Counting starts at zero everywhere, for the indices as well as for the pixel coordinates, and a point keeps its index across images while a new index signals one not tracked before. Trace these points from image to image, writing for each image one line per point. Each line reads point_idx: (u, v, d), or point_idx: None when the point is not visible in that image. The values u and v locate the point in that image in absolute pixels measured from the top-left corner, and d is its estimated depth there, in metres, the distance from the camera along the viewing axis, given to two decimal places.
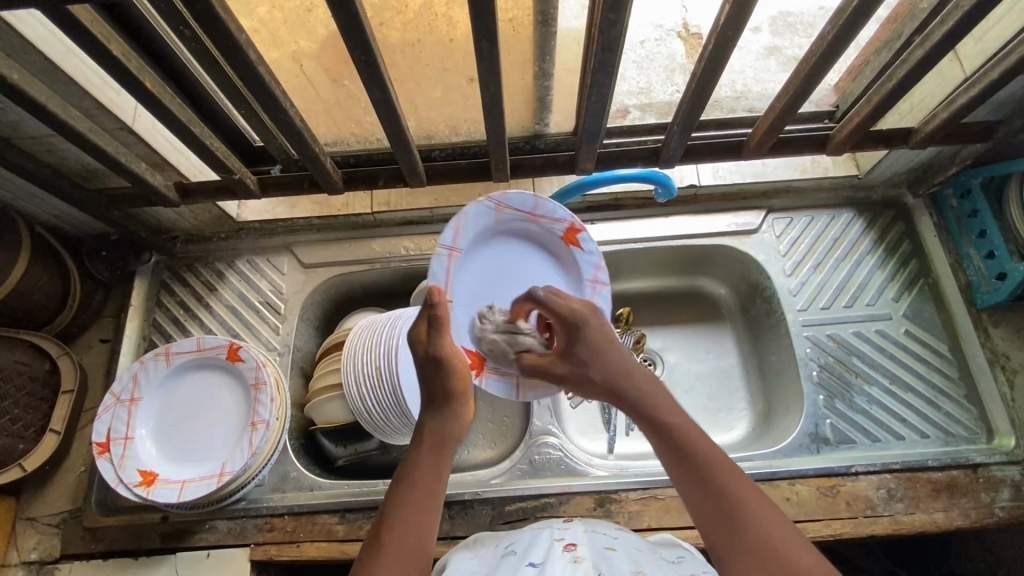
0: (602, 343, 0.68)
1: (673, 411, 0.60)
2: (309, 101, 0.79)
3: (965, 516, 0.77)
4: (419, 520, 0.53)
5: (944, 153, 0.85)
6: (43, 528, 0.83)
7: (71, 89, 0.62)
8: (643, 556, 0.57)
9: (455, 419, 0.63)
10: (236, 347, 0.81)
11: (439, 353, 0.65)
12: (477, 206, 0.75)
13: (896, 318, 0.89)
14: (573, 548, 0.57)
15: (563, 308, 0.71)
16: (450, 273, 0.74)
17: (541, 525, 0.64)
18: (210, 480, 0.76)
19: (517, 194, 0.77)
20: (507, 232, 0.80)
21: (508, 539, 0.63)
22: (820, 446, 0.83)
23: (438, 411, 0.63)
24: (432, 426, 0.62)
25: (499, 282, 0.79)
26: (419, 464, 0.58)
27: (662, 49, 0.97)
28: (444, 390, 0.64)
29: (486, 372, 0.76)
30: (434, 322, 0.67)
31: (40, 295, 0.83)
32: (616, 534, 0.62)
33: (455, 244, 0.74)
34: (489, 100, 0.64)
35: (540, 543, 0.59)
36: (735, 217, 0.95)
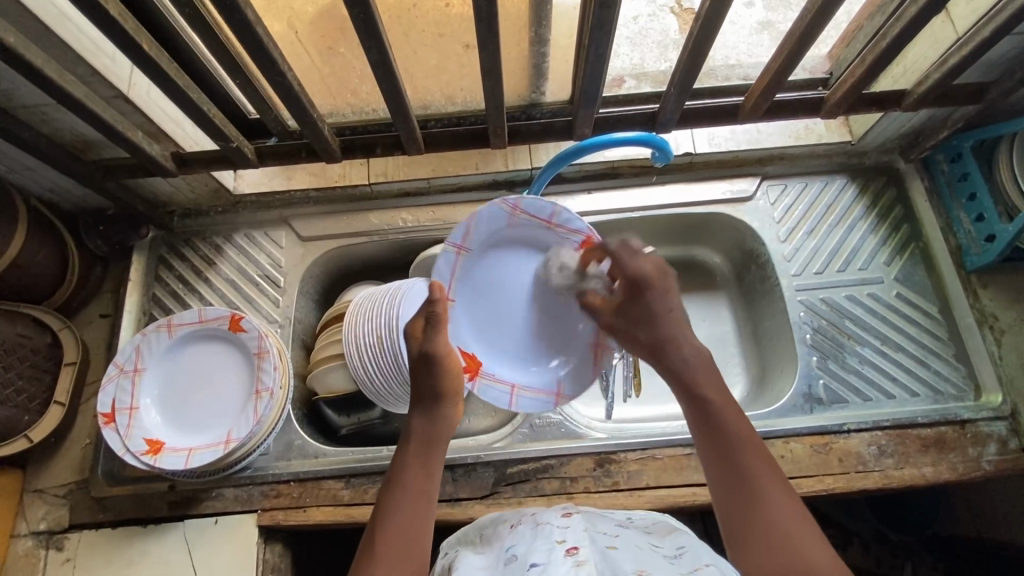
0: (660, 312, 0.68)
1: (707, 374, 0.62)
2: (305, 69, 0.79)
3: (953, 470, 0.80)
4: (417, 520, 0.55)
5: (936, 116, 0.86)
6: (50, 500, 0.84)
7: (66, 55, 0.62)
8: (649, 556, 0.50)
9: (443, 420, 0.64)
10: (237, 317, 0.82)
11: (432, 351, 0.67)
12: (491, 206, 0.77)
13: (888, 282, 0.91)
14: (576, 551, 0.48)
15: (632, 266, 0.70)
16: (455, 272, 0.79)
17: (535, 521, 0.55)
18: (217, 447, 0.78)
19: (534, 200, 0.78)
20: (518, 237, 0.81)
21: (504, 539, 0.55)
22: (813, 406, 0.85)
23: (424, 411, 0.64)
24: (420, 424, 0.63)
25: (508, 288, 0.82)
26: (406, 463, 0.59)
27: (656, 24, 0.97)
28: (433, 390, 0.65)
29: (481, 376, 0.80)
30: (433, 319, 0.68)
31: (38, 269, 0.83)
32: (616, 531, 0.55)
33: (464, 244, 0.78)
34: (487, 62, 0.64)
35: (538, 546, 0.50)
36: (730, 185, 0.96)
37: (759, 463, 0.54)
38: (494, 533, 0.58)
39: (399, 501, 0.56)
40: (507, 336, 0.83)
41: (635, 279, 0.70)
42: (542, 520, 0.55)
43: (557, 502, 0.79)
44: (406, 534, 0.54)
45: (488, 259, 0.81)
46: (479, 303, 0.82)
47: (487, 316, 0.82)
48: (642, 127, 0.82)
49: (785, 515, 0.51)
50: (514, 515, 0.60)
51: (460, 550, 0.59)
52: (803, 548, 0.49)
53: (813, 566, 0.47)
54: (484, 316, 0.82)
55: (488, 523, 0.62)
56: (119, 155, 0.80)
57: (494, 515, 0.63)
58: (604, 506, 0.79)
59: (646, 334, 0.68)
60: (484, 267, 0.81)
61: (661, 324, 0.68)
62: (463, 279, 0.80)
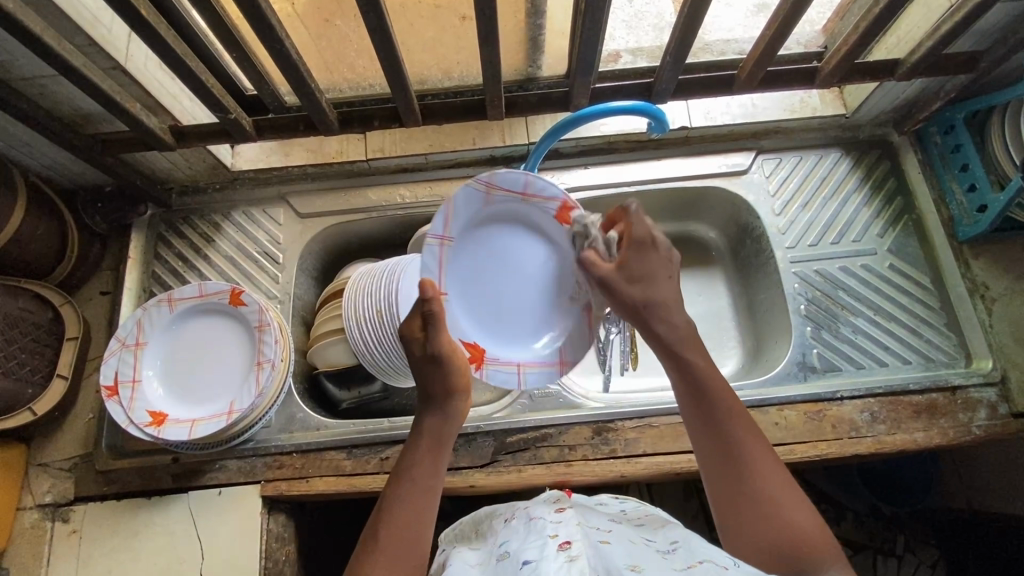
0: (661, 274, 0.64)
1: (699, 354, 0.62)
2: (302, 43, 0.79)
3: (943, 435, 0.81)
4: (418, 518, 0.56)
5: (930, 87, 0.86)
6: (55, 473, 0.85)
7: (64, 24, 0.62)
8: (641, 549, 0.51)
9: (454, 418, 0.63)
10: (237, 291, 0.83)
11: (437, 352, 0.63)
12: (466, 189, 0.70)
13: (881, 253, 0.92)
14: (570, 545, 0.49)
15: (640, 227, 0.65)
16: (442, 263, 0.72)
17: (529, 515, 0.56)
18: (220, 418, 0.79)
19: (506, 172, 0.70)
20: (496, 214, 0.74)
21: (500, 535, 0.56)
22: (807, 374, 0.87)
23: (436, 409, 0.63)
24: (431, 425, 0.62)
25: (483, 265, 0.75)
26: (418, 462, 0.59)
27: (650, 8, 0.98)
28: (444, 388, 0.63)
29: (486, 364, 0.75)
30: (429, 318, 0.63)
31: (38, 245, 0.84)
32: (609, 526, 0.56)
33: (447, 233, 0.71)
34: (484, 28, 0.64)
35: (531, 542, 0.50)
36: (726, 158, 0.97)
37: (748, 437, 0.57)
38: (493, 527, 0.60)
39: (403, 501, 0.56)
40: (500, 322, 0.76)
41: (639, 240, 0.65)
42: (536, 515, 0.56)
43: (556, 470, 0.81)
44: (406, 533, 0.54)
45: (473, 242, 0.74)
46: (464, 285, 0.74)
47: (475, 298, 0.75)
48: (638, 98, 0.82)
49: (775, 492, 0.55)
50: (511, 511, 0.61)
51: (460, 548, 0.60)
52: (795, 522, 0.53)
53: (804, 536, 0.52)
54: (474, 299, 0.75)
55: (488, 518, 0.63)
56: (117, 129, 0.80)
57: (489, 510, 0.64)
58: (602, 473, 0.80)
59: (638, 280, 0.64)
60: (466, 253, 0.74)
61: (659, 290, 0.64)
62: (451, 268, 0.73)
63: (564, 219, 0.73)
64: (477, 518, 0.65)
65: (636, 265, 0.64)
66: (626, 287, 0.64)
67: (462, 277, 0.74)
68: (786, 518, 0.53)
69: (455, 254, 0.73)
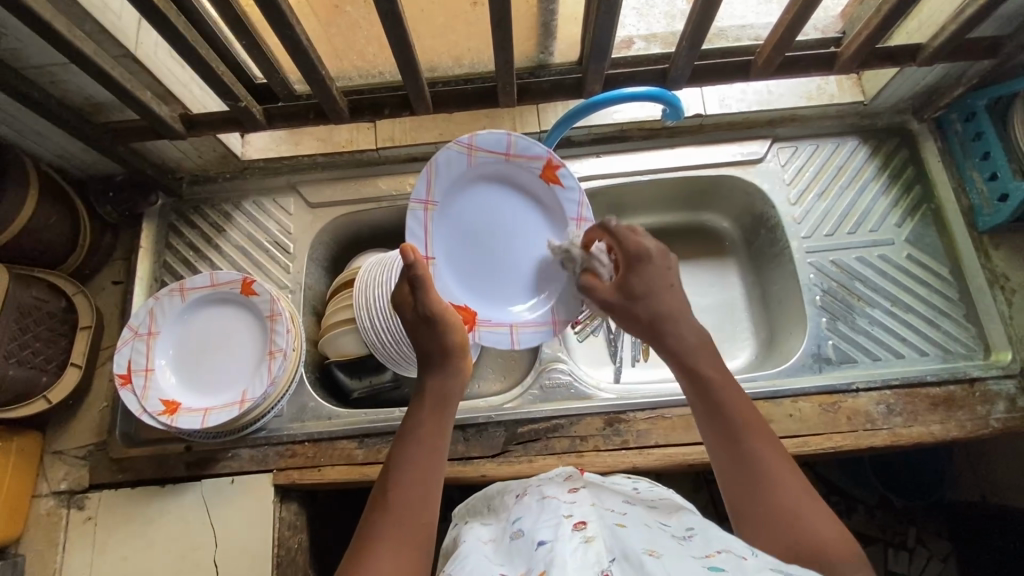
0: (664, 283, 0.65)
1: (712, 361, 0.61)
2: (312, 30, 0.78)
3: (960, 428, 0.80)
4: (424, 479, 0.54)
5: (951, 73, 0.85)
6: (71, 461, 0.85)
7: (74, 11, 0.61)
8: (656, 533, 0.50)
9: (454, 377, 0.62)
10: (249, 280, 0.82)
11: (430, 313, 0.63)
12: (447, 151, 0.73)
13: (899, 243, 0.91)
14: (585, 526, 0.49)
15: (630, 241, 0.67)
16: (427, 228, 0.75)
17: (543, 495, 0.56)
18: (232, 407, 0.79)
19: (489, 133, 0.74)
20: (484, 174, 0.78)
21: (514, 512, 0.56)
22: (822, 366, 0.86)
23: (438, 370, 0.62)
24: (433, 386, 0.61)
25: (479, 233, 0.79)
26: (420, 424, 0.58)
27: None
28: (442, 347, 0.63)
29: (479, 326, 0.77)
30: (416, 282, 0.63)
31: (51, 234, 0.84)
32: (624, 507, 0.55)
33: (431, 198, 0.74)
34: (497, 13, 0.63)
35: (546, 522, 0.50)
36: (741, 147, 0.95)
37: (757, 432, 0.57)
38: (506, 506, 0.59)
39: (409, 465, 0.55)
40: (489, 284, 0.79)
41: (635, 253, 0.66)
42: (551, 495, 0.56)
43: (567, 460, 0.80)
44: (417, 495, 0.54)
45: (455, 208, 0.77)
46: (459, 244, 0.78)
47: (464, 255, 0.78)
48: (653, 84, 0.81)
49: (792, 494, 0.53)
50: (524, 488, 0.61)
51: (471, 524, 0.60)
52: (809, 522, 0.51)
53: (821, 535, 0.50)
54: (465, 259, 0.78)
55: (499, 495, 0.63)
56: (128, 118, 0.80)
57: (500, 487, 0.64)
58: (613, 464, 0.80)
59: (646, 307, 0.64)
60: (454, 219, 0.77)
61: (664, 294, 0.64)
62: (438, 234, 0.77)
63: (548, 177, 0.79)
64: (488, 495, 0.64)
65: (637, 270, 0.66)
66: (630, 305, 0.65)
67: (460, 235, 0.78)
68: (799, 514, 0.52)
69: (443, 215, 0.76)
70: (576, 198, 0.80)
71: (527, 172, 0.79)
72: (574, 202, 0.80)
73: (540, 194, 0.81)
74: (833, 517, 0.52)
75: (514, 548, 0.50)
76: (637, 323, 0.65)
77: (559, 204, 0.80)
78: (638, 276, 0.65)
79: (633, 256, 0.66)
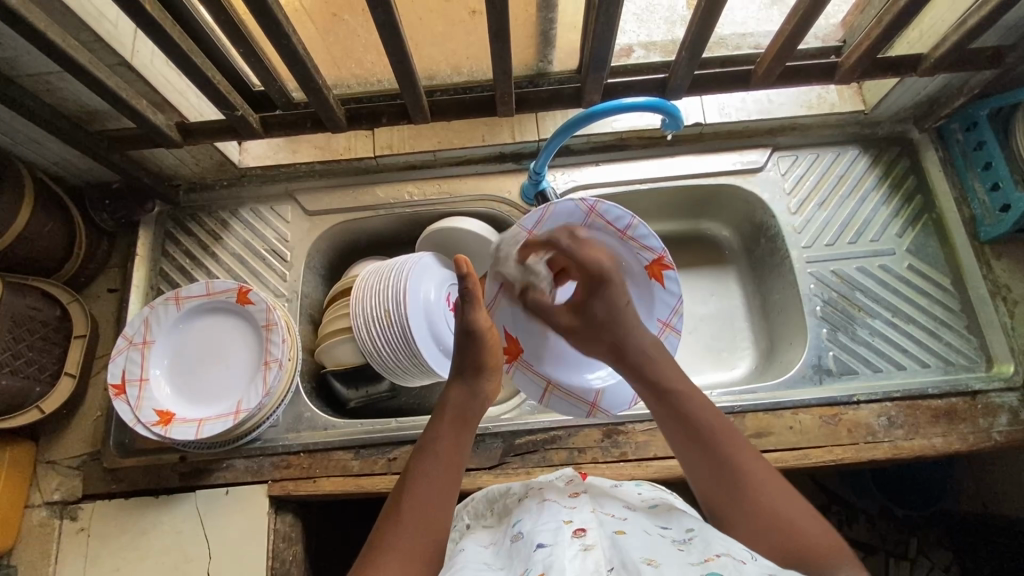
0: (621, 305, 0.69)
1: (675, 375, 0.63)
2: (310, 39, 0.78)
3: (963, 441, 0.79)
4: (439, 488, 0.55)
5: (952, 83, 0.84)
6: (64, 471, 0.85)
7: (68, 20, 0.61)
8: (657, 541, 0.49)
9: (479, 396, 0.64)
10: (245, 289, 0.82)
11: (472, 328, 0.65)
12: (572, 201, 0.74)
13: (900, 253, 0.90)
14: (585, 534, 0.48)
15: (587, 257, 0.71)
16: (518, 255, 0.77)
17: (544, 499, 0.56)
18: (227, 417, 0.78)
19: (617, 207, 0.75)
20: None
21: (514, 516, 0.56)
22: (822, 377, 0.85)
23: (467, 385, 0.64)
24: (456, 399, 0.63)
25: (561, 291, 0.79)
26: (441, 434, 0.59)
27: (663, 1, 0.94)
28: (474, 364, 0.65)
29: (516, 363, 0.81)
30: (467, 298, 0.66)
31: (46, 242, 0.83)
32: (625, 513, 0.55)
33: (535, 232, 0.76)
34: (495, 22, 0.62)
35: (546, 525, 0.50)
36: (741, 155, 0.95)
37: (732, 442, 0.57)
38: (506, 511, 0.59)
39: (428, 471, 0.56)
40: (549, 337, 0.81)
41: (593, 274, 0.71)
42: (551, 499, 0.55)
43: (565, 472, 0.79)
44: (432, 501, 0.54)
45: None
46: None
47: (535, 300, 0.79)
48: (652, 94, 0.81)
49: (779, 501, 0.53)
50: (527, 489, 0.60)
51: (471, 527, 0.59)
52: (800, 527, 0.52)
53: (810, 538, 0.51)
54: None
55: (500, 496, 0.62)
56: (124, 126, 0.79)
57: (501, 490, 0.63)
58: (611, 476, 0.79)
59: (606, 337, 0.68)
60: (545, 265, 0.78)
61: (623, 318, 0.68)
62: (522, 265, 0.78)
63: (653, 273, 0.80)
64: (491, 497, 0.63)
65: (594, 290, 0.71)
66: (594, 328, 0.70)
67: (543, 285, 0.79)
68: (790, 520, 0.52)
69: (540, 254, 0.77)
70: (671, 302, 0.81)
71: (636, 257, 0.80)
72: (668, 306, 0.81)
73: (641, 283, 0.81)
74: (817, 516, 0.54)
75: (512, 550, 0.49)
76: (601, 339, 0.69)
77: (654, 300, 0.82)
78: (601, 298, 0.70)
79: (593, 277, 0.71)
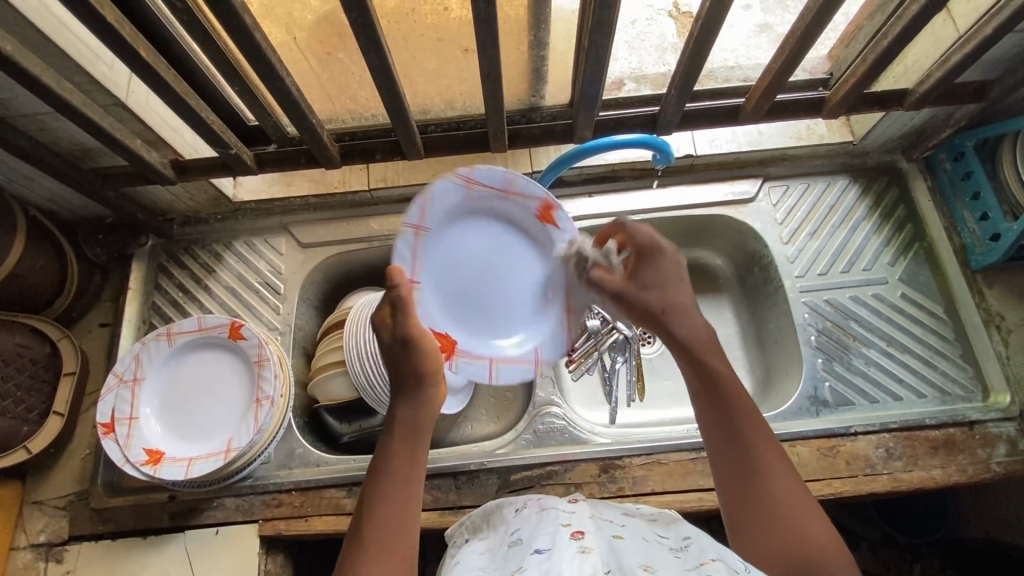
0: (675, 276, 0.67)
1: (721, 359, 0.61)
2: (304, 76, 0.79)
3: (961, 472, 0.79)
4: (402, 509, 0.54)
5: (937, 116, 0.85)
6: (50, 512, 0.83)
7: (64, 63, 0.61)
8: (656, 547, 0.50)
9: (426, 403, 0.61)
10: (237, 325, 0.81)
11: (407, 336, 0.61)
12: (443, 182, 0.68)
13: (893, 282, 0.91)
14: (582, 536, 0.48)
15: (642, 239, 0.68)
16: (417, 255, 0.70)
17: (544, 505, 0.56)
18: (217, 456, 0.77)
19: (489, 168, 0.69)
20: (483, 209, 0.73)
21: (512, 524, 0.56)
22: (819, 409, 0.85)
23: (409, 399, 0.61)
24: (403, 412, 0.60)
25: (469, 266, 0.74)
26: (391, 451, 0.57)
27: (654, 28, 0.97)
28: (414, 372, 0.62)
29: (457, 356, 0.75)
30: (397, 306, 0.62)
31: (37, 278, 0.83)
32: (623, 520, 0.56)
33: (424, 224, 0.69)
34: (486, 65, 0.63)
35: (545, 531, 0.50)
36: (731, 186, 0.96)
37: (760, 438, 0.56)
38: (505, 520, 0.60)
39: (384, 492, 0.55)
40: (478, 318, 0.76)
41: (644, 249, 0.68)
42: (550, 506, 0.56)
43: None
44: (394, 523, 0.53)
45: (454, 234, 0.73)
46: (457, 276, 0.74)
47: (454, 286, 0.74)
48: (643, 129, 0.82)
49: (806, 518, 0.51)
50: (526, 497, 0.61)
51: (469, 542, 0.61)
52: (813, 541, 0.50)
53: (817, 544, 0.50)
54: (455, 295, 0.74)
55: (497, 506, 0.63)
56: (117, 163, 0.80)
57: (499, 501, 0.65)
58: None
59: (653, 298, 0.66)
60: (452, 247, 0.73)
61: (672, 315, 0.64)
62: (430, 259, 0.72)
63: (546, 218, 0.73)
64: (487, 511, 0.65)
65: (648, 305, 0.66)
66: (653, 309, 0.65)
67: (460, 267, 0.73)
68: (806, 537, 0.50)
69: (434, 245, 0.71)
70: (570, 240, 0.74)
71: (523, 210, 0.73)
72: (569, 246, 0.74)
73: (534, 233, 0.75)
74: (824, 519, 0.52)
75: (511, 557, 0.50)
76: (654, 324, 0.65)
77: (553, 244, 0.75)
78: (651, 266, 0.67)
79: (647, 250, 0.68)
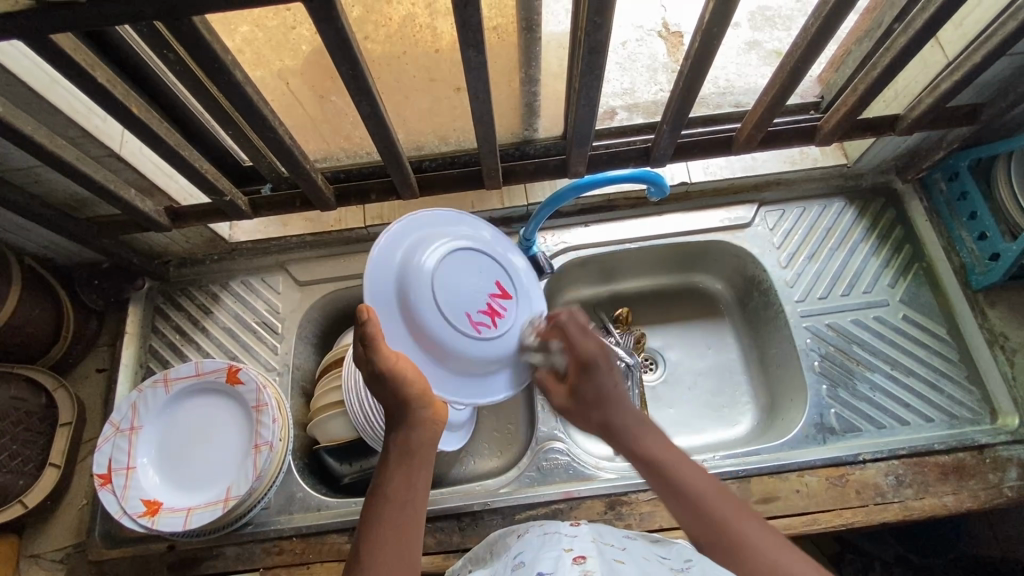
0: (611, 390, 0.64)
1: (657, 437, 0.59)
2: (297, 118, 0.79)
3: (974, 498, 0.78)
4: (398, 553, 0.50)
5: (930, 138, 0.85)
6: (47, 565, 0.82)
7: (57, 118, 0.62)
8: (655, 567, 0.52)
9: (418, 425, 0.58)
10: (235, 368, 0.81)
11: (383, 366, 0.57)
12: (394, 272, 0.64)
13: (894, 304, 0.90)
14: (584, 560, 0.50)
15: (580, 345, 0.66)
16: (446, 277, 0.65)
17: (546, 531, 0.58)
18: (216, 505, 0.75)
19: None
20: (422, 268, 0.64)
21: (514, 549, 0.58)
22: (826, 436, 0.84)
23: (401, 422, 0.58)
24: (398, 437, 0.58)
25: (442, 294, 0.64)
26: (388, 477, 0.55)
27: (644, 49, 0.97)
28: (400, 397, 0.58)
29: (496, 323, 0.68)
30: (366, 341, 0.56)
31: (32, 326, 0.82)
32: (624, 543, 0.57)
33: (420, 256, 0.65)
34: (478, 109, 0.63)
35: (547, 554, 0.52)
36: (728, 212, 0.96)
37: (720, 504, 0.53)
38: (502, 552, 0.60)
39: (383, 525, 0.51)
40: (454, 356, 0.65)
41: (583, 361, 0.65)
42: (551, 531, 0.58)
43: None
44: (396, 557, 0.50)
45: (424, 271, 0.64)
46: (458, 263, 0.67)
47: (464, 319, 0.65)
48: (637, 161, 0.81)
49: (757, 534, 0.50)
50: (524, 530, 0.62)
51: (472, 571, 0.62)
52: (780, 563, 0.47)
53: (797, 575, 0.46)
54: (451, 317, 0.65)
55: (497, 540, 0.65)
56: (112, 211, 0.80)
57: (501, 531, 0.66)
58: None
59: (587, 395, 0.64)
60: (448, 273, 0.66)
61: (600, 377, 0.64)
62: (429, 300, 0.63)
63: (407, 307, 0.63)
64: (491, 543, 0.66)
65: (582, 379, 0.65)
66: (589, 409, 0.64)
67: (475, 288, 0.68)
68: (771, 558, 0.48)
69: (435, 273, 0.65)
70: None
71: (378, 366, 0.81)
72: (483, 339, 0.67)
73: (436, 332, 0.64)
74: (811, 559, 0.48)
75: None
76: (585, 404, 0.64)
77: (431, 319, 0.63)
78: (590, 387, 0.65)
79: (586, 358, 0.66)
